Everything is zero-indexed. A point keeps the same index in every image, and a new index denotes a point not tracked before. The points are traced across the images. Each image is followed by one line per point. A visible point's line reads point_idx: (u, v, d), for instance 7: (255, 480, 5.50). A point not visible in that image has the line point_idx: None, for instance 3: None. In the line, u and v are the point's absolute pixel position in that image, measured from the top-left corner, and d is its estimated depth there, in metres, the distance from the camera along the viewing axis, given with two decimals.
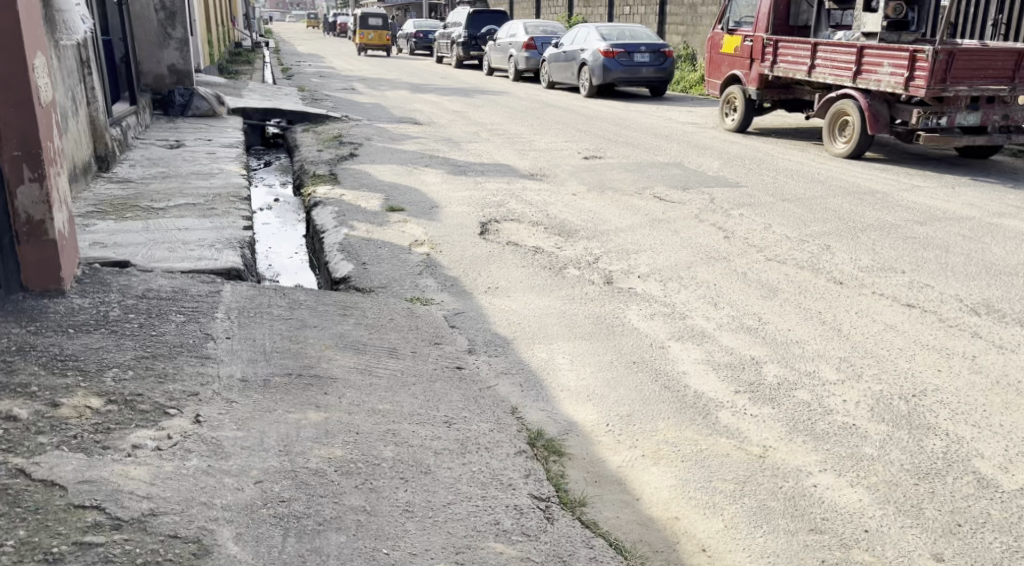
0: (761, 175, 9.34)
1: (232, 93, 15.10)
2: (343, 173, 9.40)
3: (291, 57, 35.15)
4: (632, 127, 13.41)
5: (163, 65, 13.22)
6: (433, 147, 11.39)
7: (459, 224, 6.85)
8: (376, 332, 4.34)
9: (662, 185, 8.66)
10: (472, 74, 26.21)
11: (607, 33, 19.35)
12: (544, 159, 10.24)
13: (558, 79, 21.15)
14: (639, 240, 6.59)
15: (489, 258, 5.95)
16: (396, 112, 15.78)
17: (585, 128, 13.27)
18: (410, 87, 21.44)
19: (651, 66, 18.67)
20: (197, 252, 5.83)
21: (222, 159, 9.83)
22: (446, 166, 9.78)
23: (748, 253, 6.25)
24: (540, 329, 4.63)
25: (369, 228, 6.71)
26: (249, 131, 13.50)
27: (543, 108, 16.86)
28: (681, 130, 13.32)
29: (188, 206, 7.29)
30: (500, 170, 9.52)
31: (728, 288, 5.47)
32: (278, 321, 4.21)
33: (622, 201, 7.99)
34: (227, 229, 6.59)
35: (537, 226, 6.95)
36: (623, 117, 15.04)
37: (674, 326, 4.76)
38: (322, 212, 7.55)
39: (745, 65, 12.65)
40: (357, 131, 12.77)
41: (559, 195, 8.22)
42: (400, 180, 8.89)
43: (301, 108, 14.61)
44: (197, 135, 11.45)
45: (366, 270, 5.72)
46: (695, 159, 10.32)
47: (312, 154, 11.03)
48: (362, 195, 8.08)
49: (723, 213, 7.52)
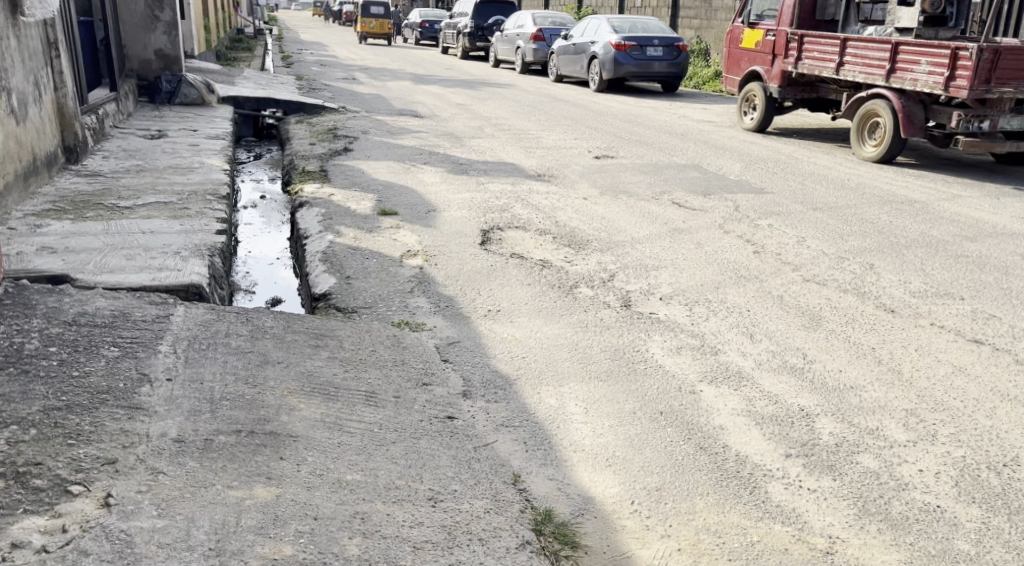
0: (787, 180, 8.64)
1: (224, 80, 14.43)
2: (335, 169, 8.71)
3: (293, 45, 34.40)
4: (645, 125, 12.69)
5: (150, 50, 12.54)
6: (434, 142, 10.69)
7: (457, 232, 6.15)
8: (353, 369, 3.63)
9: (681, 190, 7.96)
10: (478, 66, 25.48)
11: (618, 25, 18.61)
12: (552, 158, 9.54)
13: (567, 72, 20.41)
14: (658, 254, 5.88)
15: (490, 273, 5.25)
16: (397, 103, 15.07)
17: (595, 125, 12.56)
18: (412, 78, 20.71)
19: (664, 61, 18.00)
20: (158, 261, 5.16)
21: (205, 153, 9.14)
22: (447, 164, 9.08)
23: (783, 272, 5.55)
24: (548, 366, 3.93)
25: (357, 235, 6.02)
26: (240, 121, 12.82)
27: (551, 102, 16.13)
28: (696, 128, 12.60)
29: (159, 205, 6.62)
30: (505, 169, 8.81)
31: (763, 316, 4.77)
32: (235, 355, 3.51)
33: (638, 207, 7.29)
34: (198, 233, 5.92)
35: (544, 236, 6.25)
36: (636, 114, 14.32)
37: (705, 364, 4.06)
38: (307, 214, 6.86)
39: (767, 61, 11.92)
40: (354, 124, 12.06)
41: (568, 199, 7.52)
42: (396, 178, 8.19)
43: (297, 97, 13.92)
44: (182, 125, 10.77)
45: (349, 285, 5.03)
46: (714, 161, 9.62)
47: (304, 148, 10.33)
48: (352, 196, 7.38)
49: (749, 222, 6.82)
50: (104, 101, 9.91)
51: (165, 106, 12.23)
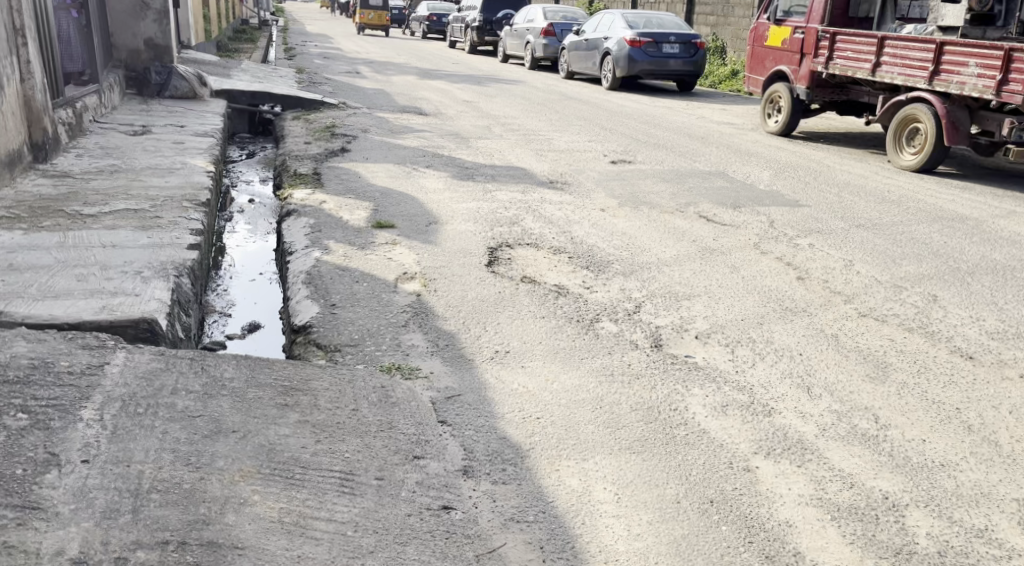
0: (822, 191, 7.92)
1: (219, 72, 13.75)
2: (329, 171, 8.01)
3: (298, 36, 33.67)
4: (662, 127, 11.97)
5: (139, 39, 11.87)
6: (437, 142, 9.99)
7: (461, 249, 5.45)
8: (329, 439, 2.93)
9: (708, 201, 7.25)
10: (486, 61, 24.77)
11: (633, 20, 17.89)
12: (565, 163, 8.84)
13: (578, 69, 19.68)
14: (689, 279, 5.18)
15: (498, 303, 4.55)
16: (401, 99, 14.37)
17: (610, 126, 11.84)
18: (417, 73, 19.99)
19: (681, 59, 17.27)
20: (114, 282, 4.47)
21: (190, 151, 8.46)
22: (452, 167, 8.37)
23: (834, 303, 4.82)
24: (569, 431, 3.22)
25: (347, 252, 5.31)
26: (234, 116, 12.14)
27: (562, 100, 15.41)
28: (717, 131, 11.88)
29: (127, 212, 5.94)
30: (514, 175, 8.11)
31: (818, 360, 4.05)
32: (177, 420, 2.80)
33: (662, 221, 6.58)
34: (167, 248, 5.23)
35: (558, 255, 5.54)
36: (652, 114, 13.59)
37: (758, 431, 3.34)
38: (293, 225, 6.16)
39: (794, 60, 11.17)
40: (353, 121, 11.36)
41: (584, 210, 6.82)
42: (395, 184, 7.49)
43: (294, 91, 13.24)
44: (169, 121, 10.10)
45: (334, 316, 4.33)
46: (740, 168, 8.91)
47: (299, 147, 9.62)
48: (345, 203, 6.69)
49: (788, 241, 6.10)
50: (85, 94, 9.26)
51: (154, 98, 11.56)
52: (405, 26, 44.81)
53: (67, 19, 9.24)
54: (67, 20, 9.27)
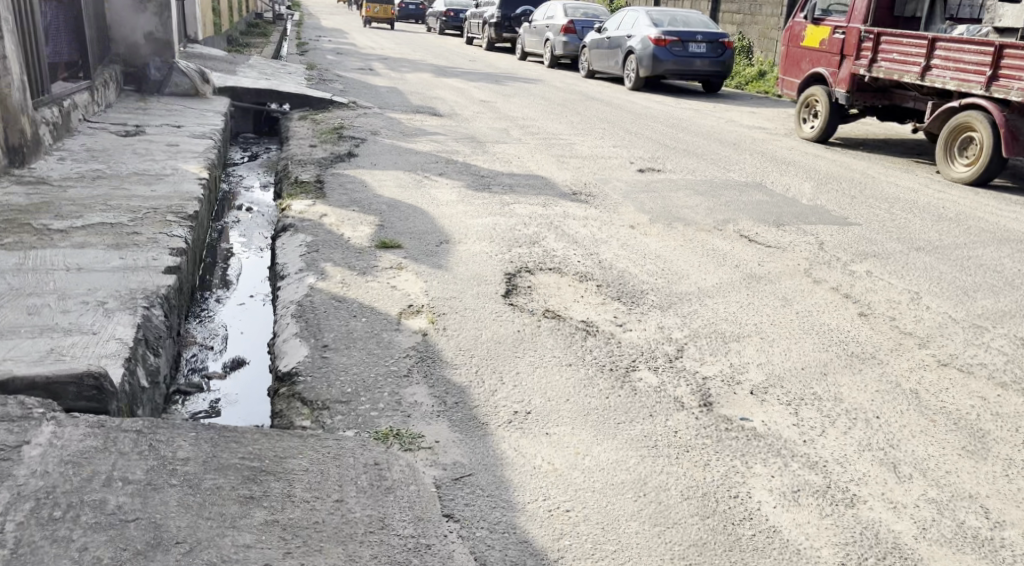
0: (869, 206, 7.26)
1: (226, 69, 13.20)
2: (333, 179, 7.41)
3: (312, 32, 33.14)
4: (690, 132, 11.33)
5: (139, 33, 11.33)
6: (452, 146, 9.37)
7: (475, 276, 4.82)
8: (303, 551, 2.31)
9: (747, 218, 6.60)
10: (504, 58, 24.17)
11: (658, 18, 17.25)
12: (588, 172, 8.23)
13: (599, 68, 19.04)
14: (734, 313, 4.54)
15: (517, 345, 3.91)
16: (414, 98, 13.77)
17: (634, 130, 11.22)
18: (433, 70, 19.39)
19: (707, 58, 16.59)
20: (69, 318, 3.88)
21: (184, 155, 7.87)
22: (467, 176, 7.77)
23: (907, 346, 4.14)
24: (607, 535, 2.59)
25: (345, 279, 4.68)
26: (239, 116, 11.59)
27: (583, 101, 14.77)
28: (748, 137, 11.21)
29: (103, 226, 5.35)
30: (534, 187, 7.48)
31: (900, 422, 3.39)
32: (102, 531, 2.23)
33: (698, 241, 5.95)
34: (140, 271, 4.62)
35: (585, 282, 4.91)
36: (678, 117, 12.95)
37: (841, 531, 2.69)
38: (288, 243, 5.53)
39: (833, 62, 10.48)
40: (363, 122, 10.77)
41: (612, 227, 6.21)
42: (404, 194, 6.88)
43: (303, 90, 12.67)
44: (166, 121, 9.53)
45: (325, 362, 3.70)
46: (778, 179, 8.25)
47: (303, 150, 9.03)
48: (349, 217, 6.08)
49: (842, 266, 5.44)
50: (76, 91, 8.73)
51: (154, 96, 11.00)
52: (421, 24, 44.28)
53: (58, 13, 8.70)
54: (59, 13, 8.73)
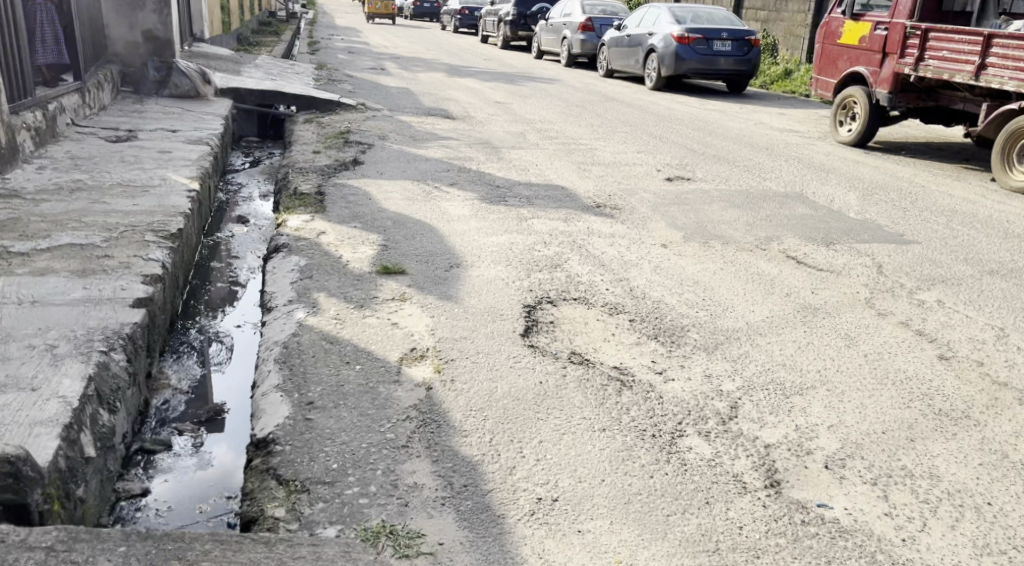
0: (923, 219, 6.60)
1: (229, 68, 12.63)
2: (334, 190, 6.79)
3: (324, 29, 32.72)
4: (718, 136, 10.68)
5: (136, 31, 10.76)
6: (465, 152, 8.77)
7: (488, 309, 4.19)
8: None
9: (793, 234, 5.97)
10: (520, 56, 23.56)
11: (680, 15, 16.62)
12: (612, 183, 7.62)
13: (618, 67, 18.42)
14: (793, 355, 3.90)
15: (540, 401, 3.27)
16: (426, 99, 13.17)
17: (659, 134, 10.57)
18: (446, 69, 18.77)
19: (732, 57, 15.92)
20: (8, 369, 3.26)
21: (175, 162, 7.28)
22: (482, 187, 7.18)
23: (1004, 400, 3.50)
24: None
25: (340, 314, 4.06)
26: (240, 119, 11.02)
27: (602, 102, 14.13)
28: (780, 142, 10.54)
29: (71, 247, 4.75)
30: (554, 200, 6.87)
31: (1016, 512, 2.74)
32: None
33: (739, 263, 5.34)
34: (104, 303, 4.00)
35: (615, 315, 4.29)
36: (703, 120, 12.30)
37: None
38: (279, 267, 4.90)
39: (874, 60, 9.94)
40: (371, 125, 10.18)
41: (642, 246, 5.60)
42: (413, 208, 6.27)
43: (309, 90, 12.08)
44: (161, 124, 8.95)
45: (309, 426, 3.07)
46: (819, 190, 7.61)
47: (306, 156, 8.44)
48: (349, 236, 5.47)
49: (907, 293, 4.80)
50: (64, 93, 8.14)
51: (151, 97, 10.43)
52: (436, 22, 43.73)
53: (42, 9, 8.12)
54: (44, 9, 8.15)
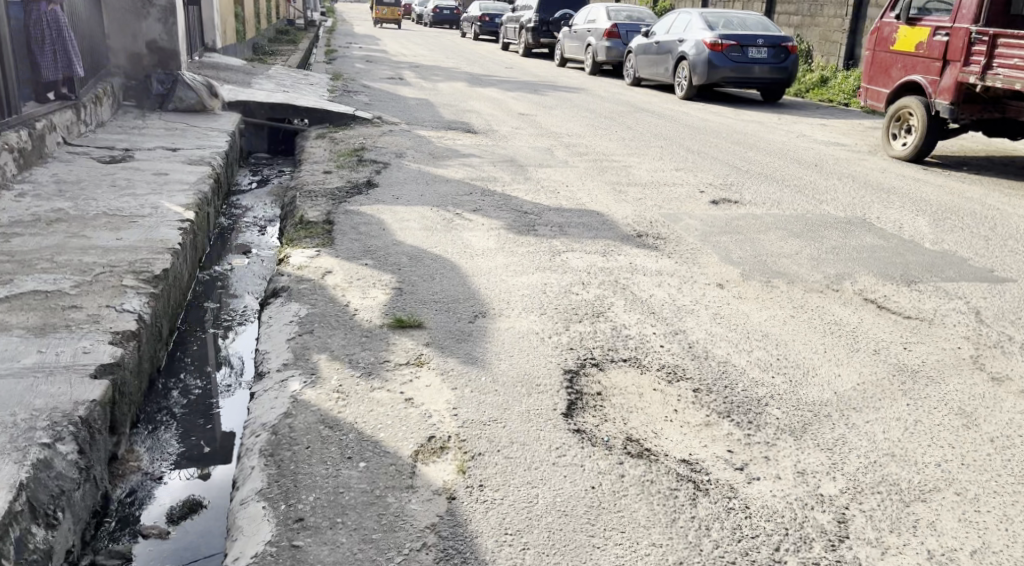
0: (1010, 249, 5.86)
1: (240, 80, 12.04)
2: (344, 218, 6.11)
3: (343, 37, 32.28)
4: (760, 152, 9.94)
5: (140, 42, 10.18)
6: (490, 172, 8.09)
7: (523, 378, 3.46)
8: None
9: (867, 271, 5.24)
10: (544, 65, 22.92)
11: (713, 21, 15.91)
12: (653, 207, 6.94)
13: (646, 76, 17.73)
14: (902, 440, 3.15)
15: (597, 522, 2.55)
16: (447, 111, 12.52)
17: (696, 149, 9.85)
18: (467, 78, 18.12)
19: (769, 65, 15.15)
20: None
21: (171, 184, 6.64)
22: (510, 214, 6.51)
23: None
24: None
25: (343, 386, 3.34)
26: (249, 135, 10.41)
27: (631, 113, 13.42)
28: (828, 158, 9.79)
29: (32, 295, 4.07)
30: (591, 229, 6.17)
31: None
32: None
33: (809, 309, 4.63)
34: (60, 373, 3.29)
35: (675, 384, 3.57)
36: (740, 133, 11.57)
37: None
38: (274, 319, 4.17)
39: (933, 69, 9.29)
40: (388, 141, 9.53)
41: (695, 287, 4.92)
42: (433, 240, 5.59)
43: (323, 104, 11.46)
44: (161, 142, 8.32)
45: (296, 560, 2.36)
46: (883, 215, 6.88)
47: (316, 176, 7.79)
48: (360, 276, 4.79)
49: (1017, 348, 4.07)
50: (57, 110, 7.50)
51: (155, 111, 9.83)
52: (457, 29, 43.27)
53: (46, 10, 7.54)
54: (50, 11, 7.57)
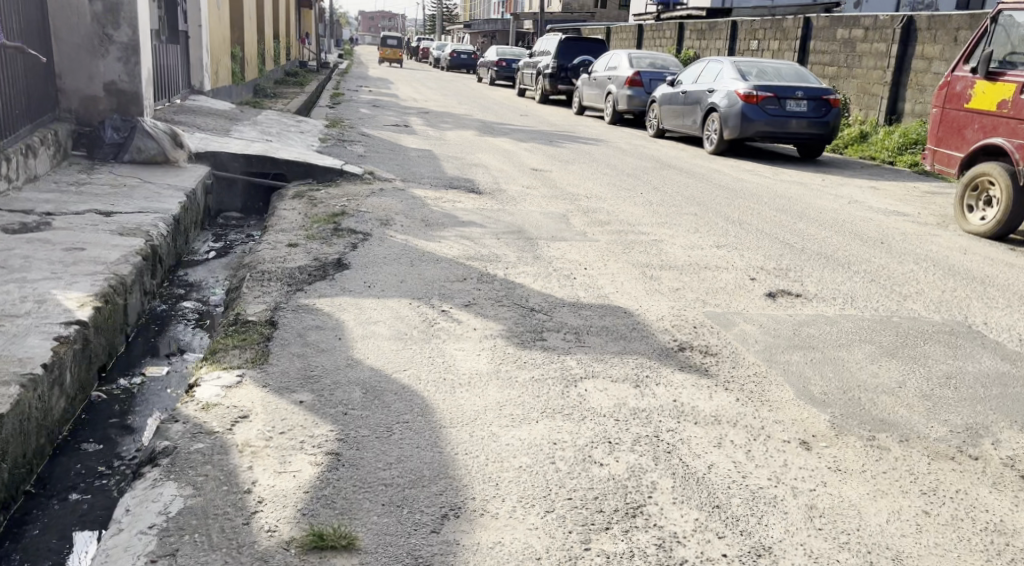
0: None
1: (217, 127, 10.73)
2: (292, 319, 4.66)
3: (355, 80, 31.26)
4: (810, 223, 8.50)
5: (96, 83, 8.98)
6: (491, 248, 6.64)
7: None
8: None
9: (1009, 422, 3.74)
10: (561, 112, 21.66)
11: (745, 69, 14.59)
12: (695, 303, 5.47)
13: (671, 127, 16.40)
14: None
15: None
16: (451, 165, 11.15)
17: (735, 219, 8.42)
18: (478, 126, 16.81)
19: (807, 119, 13.73)
20: None
21: (81, 264, 5.23)
22: (514, 312, 5.05)
23: None
24: None
25: None
26: (216, 190, 9.05)
27: (656, 170, 12.05)
28: (891, 232, 8.32)
29: None
30: (617, 337, 4.70)
31: None
32: None
33: (946, 493, 3.13)
34: None
35: None
36: (782, 197, 10.14)
37: None
38: (130, 521, 2.67)
39: (1021, 132, 7.84)
40: (375, 203, 8.14)
41: (769, 448, 3.43)
42: (402, 359, 4.12)
43: (308, 155, 10.12)
44: (97, 203, 6.94)
45: None
46: (992, 319, 5.39)
47: (277, 249, 6.38)
48: (286, 427, 3.33)
49: None
50: None
51: (108, 163, 8.49)
52: (472, 73, 42.38)
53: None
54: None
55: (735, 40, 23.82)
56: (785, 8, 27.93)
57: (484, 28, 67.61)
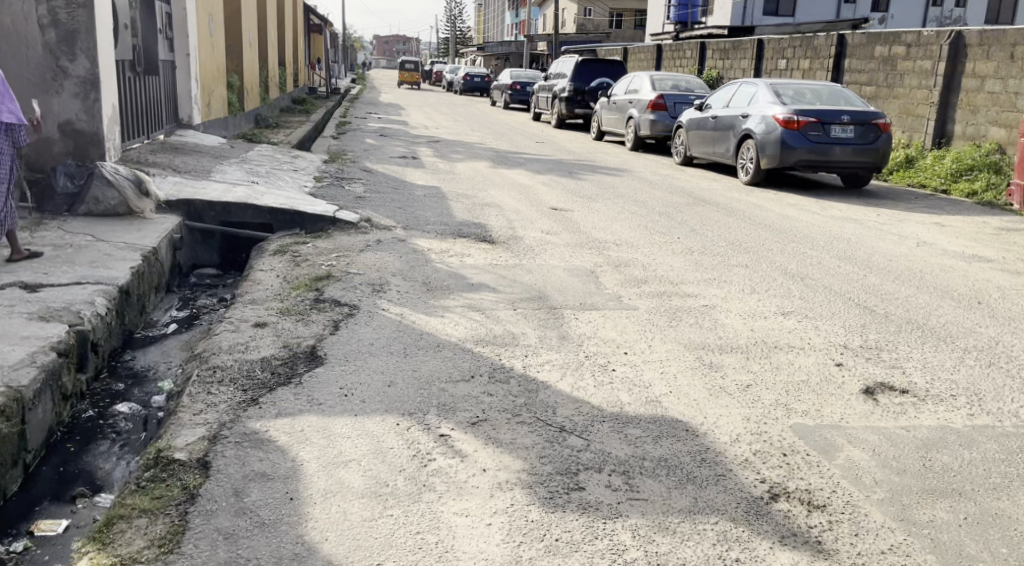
0: None
1: (194, 167, 9.52)
2: (231, 459, 3.37)
3: (365, 107, 30.23)
4: (882, 275, 7.19)
5: (49, 123, 7.84)
6: (507, 324, 5.35)
7: None
8: None
9: None
10: (579, 138, 20.43)
11: (783, 91, 13.29)
12: (772, 407, 4.16)
13: (700, 154, 15.11)
14: None
15: None
16: (460, 206, 9.90)
17: (793, 272, 7.11)
18: (491, 156, 15.59)
19: (854, 145, 12.40)
20: None
21: None
22: (537, 431, 3.76)
23: None
24: None
25: None
26: (186, 243, 7.82)
27: (690, 206, 10.78)
28: (983, 286, 6.99)
29: None
30: (682, 478, 3.37)
31: None
32: None
33: None
34: None
35: None
36: (839, 240, 8.81)
37: None
38: None
39: None
40: (367, 261, 6.87)
41: None
42: (381, 542, 2.85)
43: (296, 199, 8.89)
44: (27, 272, 5.71)
45: None
46: None
47: (237, 331, 5.09)
48: None
49: None
50: None
51: (59, 216, 7.29)
52: (487, 97, 41.39)
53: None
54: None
55: (762, 59, 22.54)
56: (812, 25, 26.71)
57: (497, 50, 66.76)
